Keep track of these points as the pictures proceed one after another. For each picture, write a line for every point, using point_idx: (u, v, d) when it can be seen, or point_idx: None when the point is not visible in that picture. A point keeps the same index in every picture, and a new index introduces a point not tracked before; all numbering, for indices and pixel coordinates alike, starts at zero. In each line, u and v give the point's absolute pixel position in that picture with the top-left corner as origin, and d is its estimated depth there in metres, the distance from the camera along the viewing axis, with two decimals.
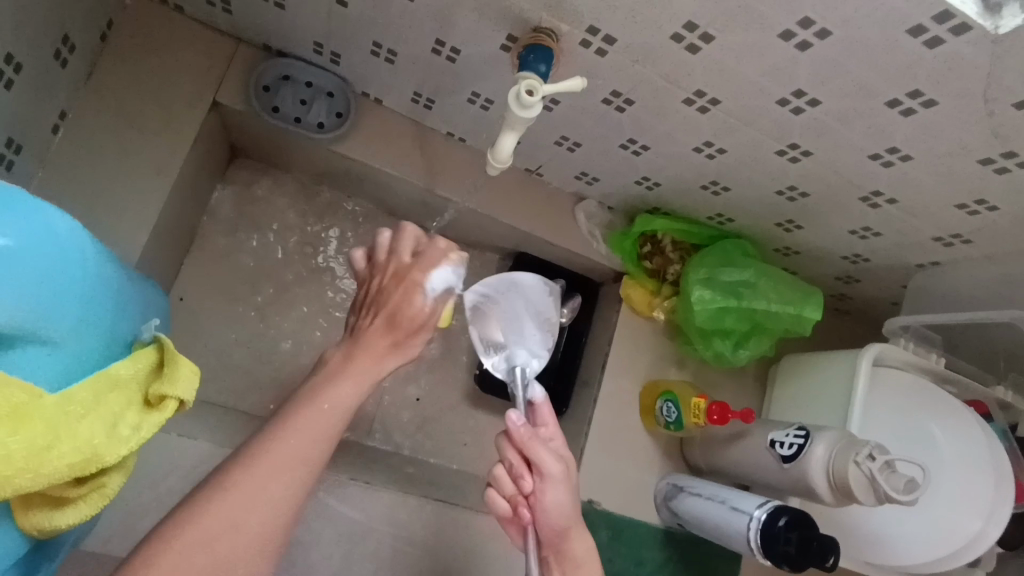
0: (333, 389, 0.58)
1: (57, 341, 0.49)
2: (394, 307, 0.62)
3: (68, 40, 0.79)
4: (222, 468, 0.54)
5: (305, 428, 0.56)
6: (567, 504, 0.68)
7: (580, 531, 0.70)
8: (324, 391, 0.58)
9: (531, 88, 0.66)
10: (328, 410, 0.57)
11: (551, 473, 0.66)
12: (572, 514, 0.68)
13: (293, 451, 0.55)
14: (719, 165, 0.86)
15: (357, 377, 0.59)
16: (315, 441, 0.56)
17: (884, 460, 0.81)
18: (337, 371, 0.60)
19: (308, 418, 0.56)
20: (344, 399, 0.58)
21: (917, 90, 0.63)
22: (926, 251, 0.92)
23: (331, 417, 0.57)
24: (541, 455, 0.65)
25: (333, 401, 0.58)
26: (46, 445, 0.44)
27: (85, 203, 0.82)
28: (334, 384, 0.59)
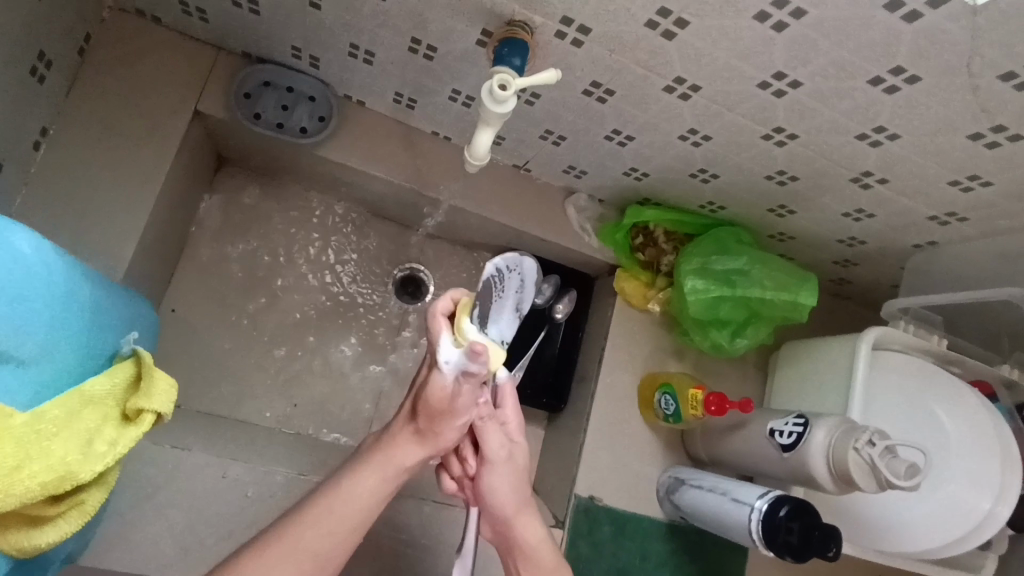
0: (357, 484, 0.67)
1: (31, 360, 0.49)
2: (431, 417, 0.66)
3: (44, 56, 0.78)
4: (251, 545, 0.64)
5: (325, 525, 0.65)
6: (510, 487, 0.72)
7: (529, 521, 0.73)
8: (357, 486, 0.67)
9: (504, 83, 0.65)
10: (349, 507, 0.66)
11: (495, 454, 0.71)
12: (518, 499, 0.73)
13: (312, 545, 0.63)
14: (706, 152, 0.85)
15: (380, 475, 0.68)
16: (334, 538, 0.65)
17: (884, 445, 0.79)
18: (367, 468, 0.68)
19: (328, 513, 0.65)
20: (364, 497, 0.67)
21: (900, 67, 0.61)
22: (922, 231, 0.90)
23: (350, 515, 0.66)
24: (485, 435, 0.71)
25: (353, 499, 0.67)
26: (18, 464, 0.44)
27: (69, 219, 0.82)
28: (357, 481, 0.68)
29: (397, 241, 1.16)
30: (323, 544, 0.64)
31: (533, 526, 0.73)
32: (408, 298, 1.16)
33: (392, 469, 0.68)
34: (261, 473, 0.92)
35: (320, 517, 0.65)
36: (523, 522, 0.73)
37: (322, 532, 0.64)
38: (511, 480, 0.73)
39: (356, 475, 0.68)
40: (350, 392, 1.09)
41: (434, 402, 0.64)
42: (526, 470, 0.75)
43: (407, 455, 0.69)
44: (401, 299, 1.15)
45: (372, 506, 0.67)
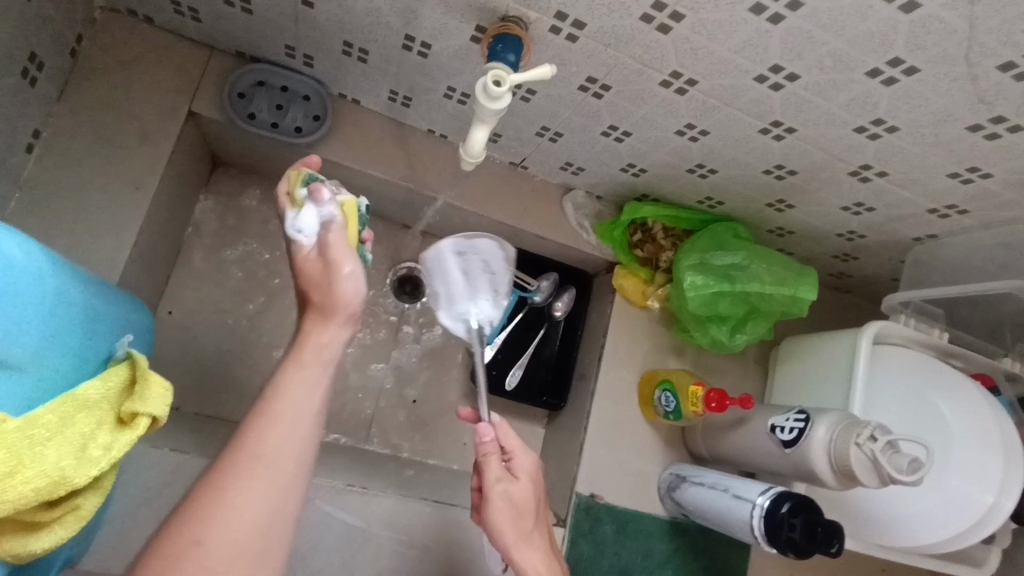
0: (288, 384, 0.57)
1: (23, 366, 0.49)
2: (321, 285, 0.60)
3: (35, 57, 0.78)
4: (198, 485, 0.53)
5: (272, 431, 0.55)
6: (507, 523, 0.71)
7: (526, 552, 0.71)
8: (289, 385, 0.57)
9: (498, 79, 0.64)
10: (292, 407, 0.56)
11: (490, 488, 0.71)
12: (515, 536, 0.72)
13: (266, 454, 0.54)
14: (703, 147, 0.84)
15: (309, 365, 0.58)
16: (284, 438, 0.55)
17: (886, 440, 0.78)
18: (295, 365, 0.58)
19: (268, 420, 0.55)
20: (303, 391, 0.57)
21: (897, 59, 0.61)
22: (921, 223, 0.89)
23: (296, 416, 0.56)
24: (484, 469, 0.72)
25: (292, 394, 0.57)
26: (10, 470, 0.43)
27: (63, 222, 0.81)
28: (287, 381, 0.57)
29: (395, 241, 1.16)
30: (274, 448, 0.54)
31: (530, 559, 0.71)
32: (407, 298, 1.15)
33: (318, 358, 0.59)
34: None
35: (258, 428, 0.55)
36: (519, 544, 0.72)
37: (270, 440, 0.54)
38: (508, 516, 0.71)
39: (281, 376, 0.58)
40: (350, 392, 1.09)
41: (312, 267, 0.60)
42: (530, 506, 0.73)
43: (326, 335, 0.60)
44: (400, 299, 1.14)
45: (314, 398, 0.58)
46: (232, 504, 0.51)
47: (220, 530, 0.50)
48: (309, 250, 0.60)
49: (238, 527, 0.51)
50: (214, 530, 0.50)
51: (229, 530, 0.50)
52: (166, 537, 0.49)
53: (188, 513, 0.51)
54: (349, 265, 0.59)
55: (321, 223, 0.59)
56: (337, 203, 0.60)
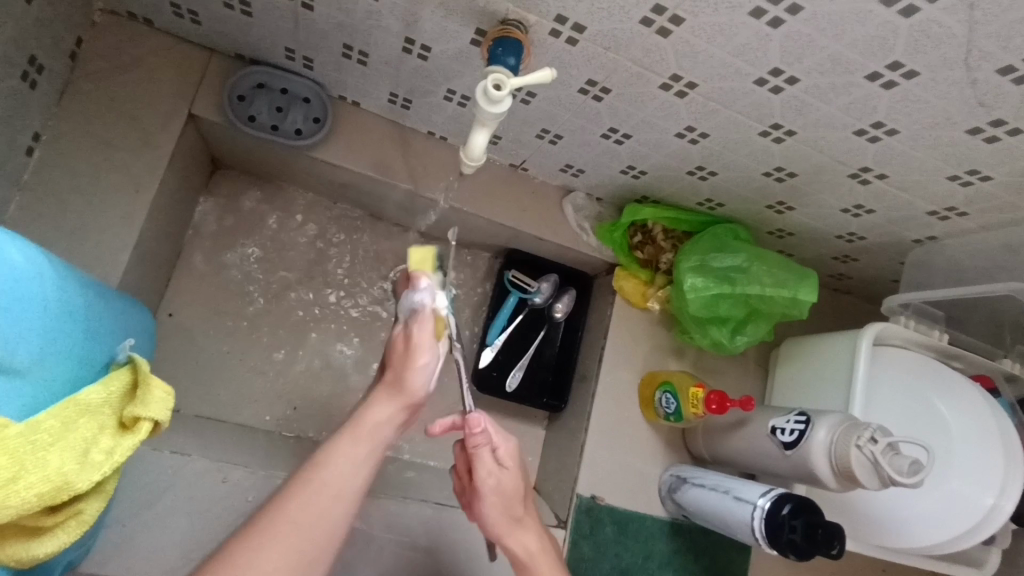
0: (338, 456, 0.65)
1: (25, 371, 0.49)
2: (397, 366, 0.69)
3: (35, 60, 0.78)
4: (239, 533, 0.59)
5: (315, 495, 0.62)
6: (500, 513, 0.73)
7: (519, 537, 0.73)
8: (339, 458, 0.65)
9: (499, 82, 0.64)
10: (335, 481, 0.63)
11: (485, 482, 0.72)
12: (509, 524, 0.73)
13: (304, 516, 0.60)
14: (703, 150, 0.84)
15: (361, 443, 0.66)
16: (325, 509, 0.61)
17: (886, 442, 0.79)
18: (349, 439, 0.66)
19: (314, 483, 0.62)
20: (349, 467, 0.65)
21: (897, 62, 0.61)
22: (921, 225, 0.89)
23: (339, 488, 0.63)
24: (477, 464, 0.72)
25: (338, 469, 0.64)
26: (14, 475, 0.44)
27: (63, 226, 0.81)
28: (335, 453, 0.65)
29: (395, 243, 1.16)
30: (311, 515, 0.60)
31: (523, 543, 0.73)
32: None
33: (372, 436, 0.67)
34: (262, 478, 0.89)
35: (303, 490, 0.62)
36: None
37: (312, 503, 0.61)
38: (504, 509, 0.73)
39: (333, 445, 0.66)
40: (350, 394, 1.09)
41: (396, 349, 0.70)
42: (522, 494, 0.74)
43: (383, 415, 0.68)
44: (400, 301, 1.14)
45: (358, 475, 0.65)
46: (270, 560, 0.57)
47: None
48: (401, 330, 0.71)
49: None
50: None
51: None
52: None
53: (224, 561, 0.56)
54: (423, 358, 0.68)
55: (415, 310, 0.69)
56: (432, 291, 0.69)
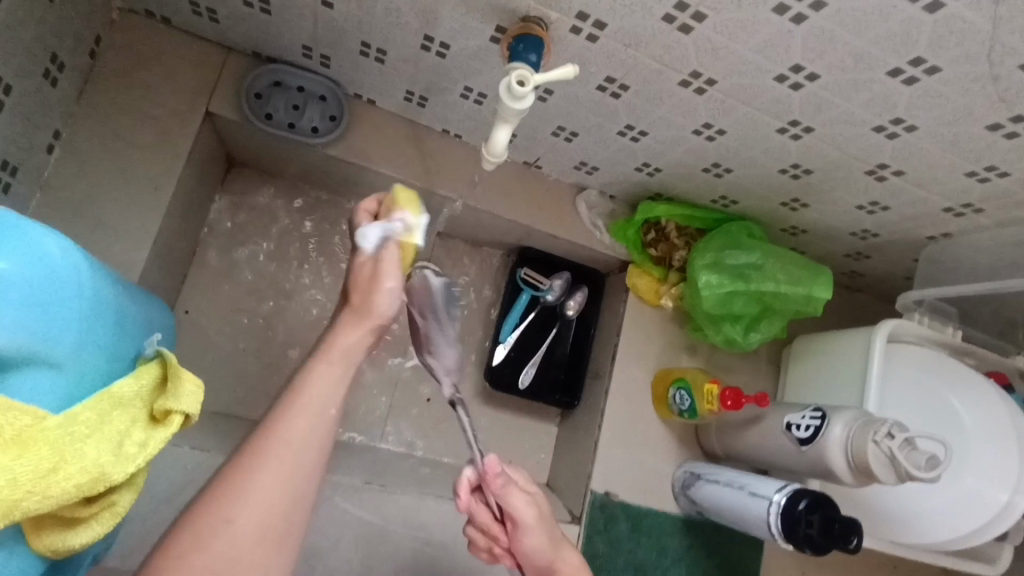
0: (316, 377, 0.57)
1: (60, 363, 0.50)
2: (363, 290, 0.60)
3: (57, 59, 0.78)
4: (226, 464, 0.53)
5: (298, 416, 0.55)
6: (547, 539, 0.71)
7: (568, 555, 0.72)
8: (317, 384, 0.56)
9: (522, 79, 0.65)
10: (316, 399, 0.56)
11: (521, 519, 0.69)
12: (555, 546, 0.71)
13: (296, 442, 0.54)
14: (720, 147, 0.85)
15: (338, 361, 0.58)
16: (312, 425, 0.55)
17: (903, 437, 0.79)
18: (328, 358, 0.58)
19: (296, 406, 0.55)
20: (329, 387, 0.57)
21: (919, 58, 0.61)
22: (936, 222, 0.90)
23: (324, 406, 0.56)
24: (508, 503, 0.68)
25: (318, 386, 0.57)
26: (54, 466, 0.44)
27: (83, 222, 0.82)
28: (313, 376, 0.57)
29: None
30: (305, 437, 0.54)
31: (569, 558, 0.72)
32: None
33: (347, 357, 0.59)
34: None
35: (284, 415, 0.55)
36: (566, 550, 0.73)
37: (297, 428, 0.54)
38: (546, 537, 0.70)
39: (310, 366, 0.58)
40: (364, 390, 1.09)
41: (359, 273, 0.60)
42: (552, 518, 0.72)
43: (354, 337, 0.59)
44: None
45: (340, 394, 0.58)
46: (259, 491, 0.52)
47: (246, 513, 0.51)
48: (365, 259, 0.60)
49: (267, 512, 0.52)
50: (239, 513, 0.51)
51: (256, 513, 0.51)
52: (200, 511, 0.51)
53: (217, 492, 0.51)
54: (390, 282, 0.59)
55: (384, 237, 0.60)
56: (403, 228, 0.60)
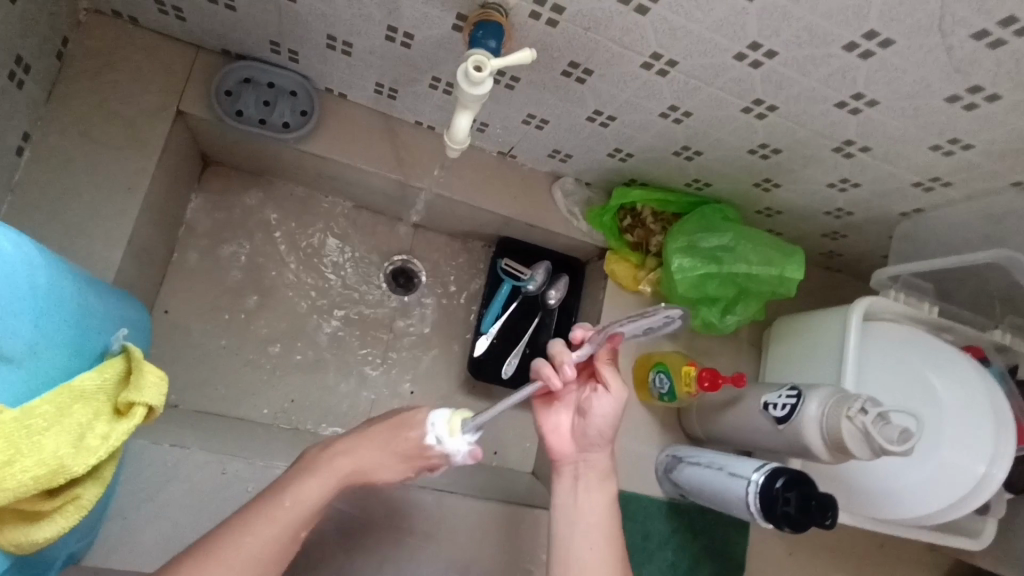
0: (302, 492, 0.70)
1: (16, 359, 0.50)
2: (386, 439, 0.75)
3: (22, 61, 0.78)
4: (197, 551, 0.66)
5: (252, 531, 0.67)
6: (611, 422, 0.76)
7: (601, 455, 0.78)
8: (297, 494, 0.70)
9: (479, 64, 0.65)
10: (286, 514, 0.69)
11: (615, 397, 0.75)
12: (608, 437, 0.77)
13: (253, 550, 0.66)
14: (688, 129, 0.85)
15: (323, 483, 0.72)
16: (264, 540, 0.67)
17: (877, 412, 0.79)
18: (316, 476, 0.72)
19: (269, 516, 0.68)
20: (305, 496, 0.70)
21: (872, 31, 0.61)
22: (907, 198, 0.90)
23: (290, 522, 0.69)
24: (609, 375, 0.76)
25: (287, 504, 0.69)
26: (8, 459, 0.44)
27: (55, 224, 0.82)
28: (300, 487, 0.71)
29: (387, 234, 1.17)
30: (259, 549, 0.67)
31: (601, 467, 0.78)
32: (400, 290, 1.16)
33: (334, 476, 0.73)
34: (259, 468, 0.88)
35: (261, 521, 0.68)
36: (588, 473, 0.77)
37: (261, 534, 0.67)
38: (610, 419, 0.76)
39: (300, 482, 0.71)
40: (347, 384, 1.10)
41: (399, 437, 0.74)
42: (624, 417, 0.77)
43: (351, 467, 0.74)
44: (393, 292, 1.16)
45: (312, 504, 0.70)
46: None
47: None
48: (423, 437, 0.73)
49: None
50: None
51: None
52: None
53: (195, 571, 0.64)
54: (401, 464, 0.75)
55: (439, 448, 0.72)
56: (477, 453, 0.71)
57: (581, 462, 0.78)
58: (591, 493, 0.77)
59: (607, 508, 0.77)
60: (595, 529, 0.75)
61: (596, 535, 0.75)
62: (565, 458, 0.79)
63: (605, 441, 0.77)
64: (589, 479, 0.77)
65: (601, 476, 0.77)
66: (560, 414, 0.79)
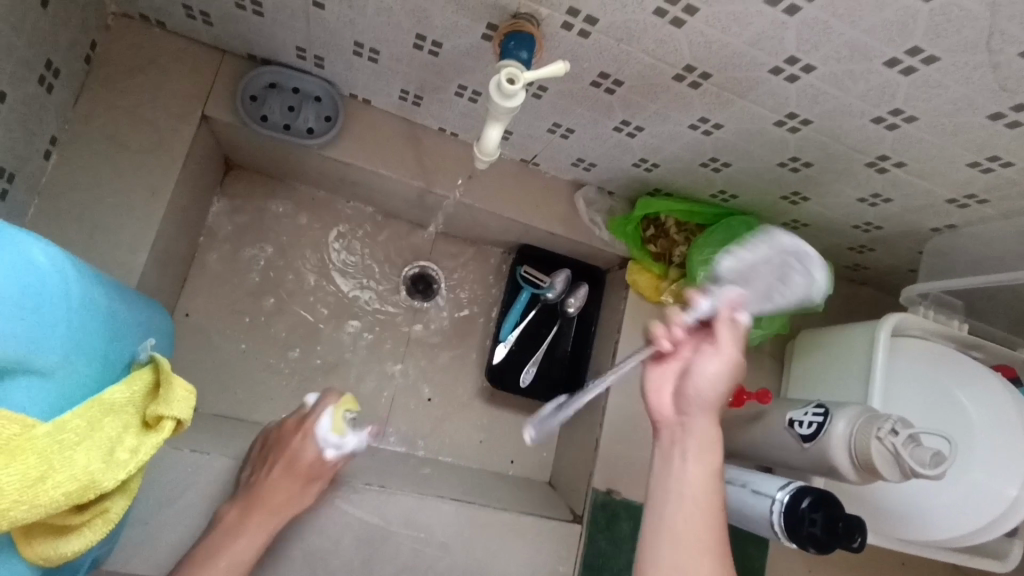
0: (230, 549, 0.77)
1: (51, 372, 0.50)
2: (283, 472, 0.83)
3: (52, 65, 0.78)
4: None
5: None
6: (718, 386, 0.67)
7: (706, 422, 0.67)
8: (224, 551, 0.77)
9: (512, 76, 0.64)
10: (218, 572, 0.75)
11: (726, 358, 0.67)
12: (711, 405, 0.68)
13: None
14: (717, 141, 0.83)
15: (247, 536, 0.79)
16: None
17: (907, 434, 0.77)
18: (238, 531, 0.79)
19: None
20: (235, 551, 0.78)
21: (916, 48, 0.60)
22: (941, 214, 0.88)
23: None
24: (724, 335, 0.68)
25: (225, 561, 0.76)
26: (41, 475, 0.45)
27: (81, 228, 0.82)
28: (225, 547, 0.78)
29: (407, 240, 1.16)
30: None
31: (705, 438, 0.67)
32: (419, 296, 1.15)
33: (250, 526, 0.80)
34: None
35: None
36: (691, 448, 0.67)
37: None
38: (723, 380, 0.68)
39: (219, 540, 0.78)
40: (364, 390, 1.09)
41: (295, 467, 0.84)
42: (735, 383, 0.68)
43: (254, 508, 0.81)
44: (412, 298, 1.15)
45: (244, 556, 0.78)
46: None
47: None
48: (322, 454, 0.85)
49: None
50: None
51: None
52: None
53: None
54: (303, 493, 0.84)
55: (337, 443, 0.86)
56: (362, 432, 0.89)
57: (683, 433, 0.68)
58: (688, 463, 0.66)
59: (708, 482, 0.65)
60: (688, 501, 0.64)
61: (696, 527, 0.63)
62: (663, 425, 0.70)
63: (709, 406, 0.68)
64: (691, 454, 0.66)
65: (701, 445, 0.66)
66: (663, 375, 0.72)
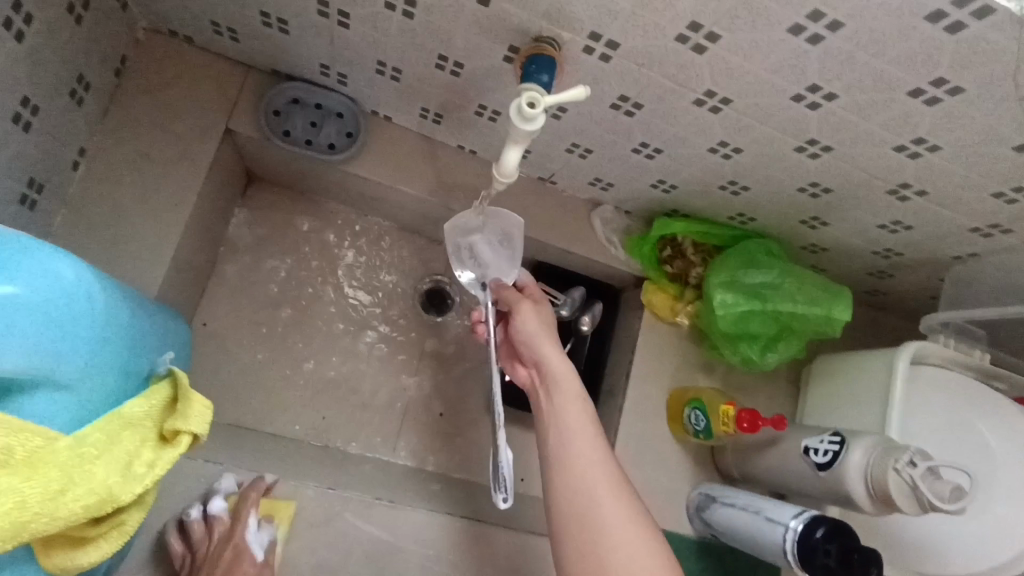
0: None
1: (72, 386, 0.51)
2: None
3: (83, 79, 0.80)
4: None
5: None
6: (534, 329, 0.82)
7: (552, 352, 0.82)
8: None
9: (532, 101, 0.65)
10: None
11: (525, 307, 0.83)
12: (536, 345, 0.82)
13: None
14: (736, 165, 0.83)
15: None
16: None
17: (926, 465, 0.76)
18: None
19: None
20: None
21: (941, 79, 0.60)
22: (963, 242, 0.87)
23: None
24: (510, 296, 0.84)
25: None
26: (62, 487, 0.46)
27: (104, 237, 0.84)
28: None
29: (423, 255, 1.17)
30: None
31: (554, 368, 0.81)
32: (433, 311, 1.16)
33: None
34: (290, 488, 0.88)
35: None
36: (554, 384, 0.81)
37: None
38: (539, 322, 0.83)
39: None
40: (377, 403, 1.10)
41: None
42: (552, 325, 0.84)
43: None
44: (426, 312, 1.16)
45: None
46: None
47: None
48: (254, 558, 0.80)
49: None
50: None
51: None
52: None
53: None
54: None
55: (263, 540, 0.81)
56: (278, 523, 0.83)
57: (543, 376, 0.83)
58: (564, 411, 0.79)
59: (581, 414, 0.79)
60: (579, 435, 0.77)
61: (593, 462, 0.75)
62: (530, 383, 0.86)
63: (536, 347, 0.83)
64: (566, 404, 0.80)
65: (556, 381, 0.81)
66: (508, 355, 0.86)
